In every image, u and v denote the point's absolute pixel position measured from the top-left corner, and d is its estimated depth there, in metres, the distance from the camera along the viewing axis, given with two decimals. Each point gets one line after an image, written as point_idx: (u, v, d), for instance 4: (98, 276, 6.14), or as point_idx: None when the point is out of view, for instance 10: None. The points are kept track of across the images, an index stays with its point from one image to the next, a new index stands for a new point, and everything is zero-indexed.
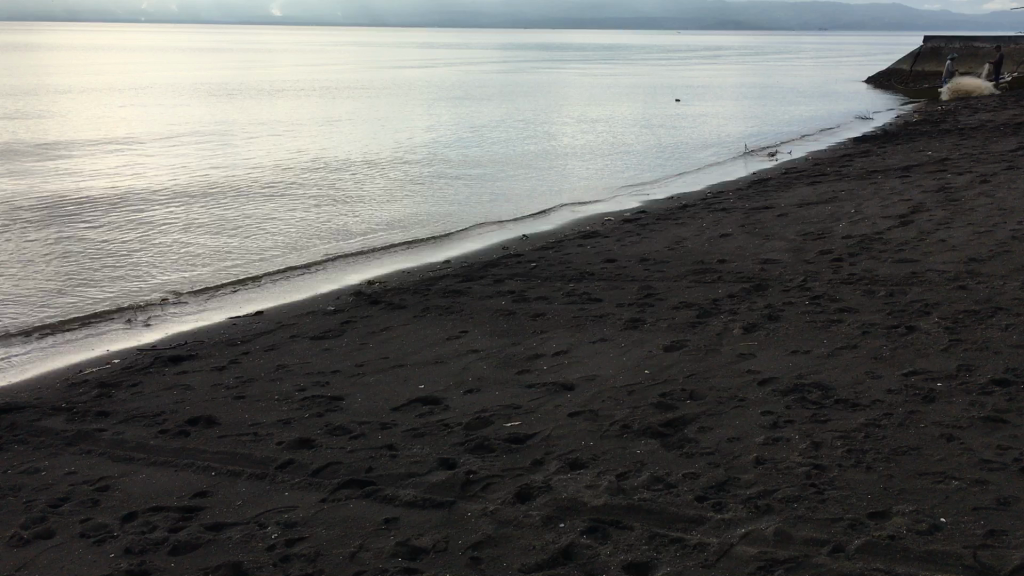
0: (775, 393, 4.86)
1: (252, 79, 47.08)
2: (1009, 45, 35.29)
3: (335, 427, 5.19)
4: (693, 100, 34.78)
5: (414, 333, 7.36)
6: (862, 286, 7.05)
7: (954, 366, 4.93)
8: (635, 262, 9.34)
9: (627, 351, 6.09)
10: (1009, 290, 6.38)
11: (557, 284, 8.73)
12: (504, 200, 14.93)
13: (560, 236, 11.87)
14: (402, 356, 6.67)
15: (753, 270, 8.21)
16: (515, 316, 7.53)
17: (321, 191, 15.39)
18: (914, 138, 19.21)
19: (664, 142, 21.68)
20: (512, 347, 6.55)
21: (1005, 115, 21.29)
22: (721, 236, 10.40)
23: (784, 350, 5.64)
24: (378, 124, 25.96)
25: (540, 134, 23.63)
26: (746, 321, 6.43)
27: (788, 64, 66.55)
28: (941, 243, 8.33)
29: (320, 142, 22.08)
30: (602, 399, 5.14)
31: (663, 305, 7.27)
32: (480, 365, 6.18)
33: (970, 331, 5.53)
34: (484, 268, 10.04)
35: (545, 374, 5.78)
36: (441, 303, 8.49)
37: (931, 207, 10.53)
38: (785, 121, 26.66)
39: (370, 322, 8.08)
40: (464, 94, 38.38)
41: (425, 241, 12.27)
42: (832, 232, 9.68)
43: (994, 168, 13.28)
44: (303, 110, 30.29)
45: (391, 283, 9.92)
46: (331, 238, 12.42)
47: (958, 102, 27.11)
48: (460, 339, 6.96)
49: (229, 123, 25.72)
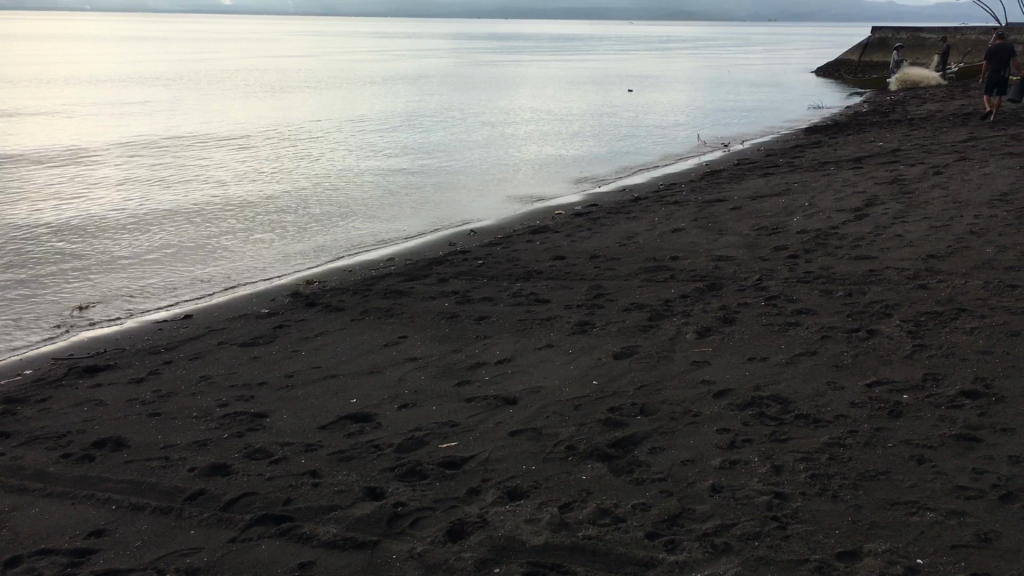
0: (732, 408, 4.51)
1: (197, 69, 45.95)
2: (955, 36, 35.75)
3: (255, 450, 4.73)
4: (646, 91, 34.69)
5: (350, 339, 6.91)
6: (819, 285, 6.75)
7: (921, 375, 4.63)
8: (585, 260, 8.97)
9: (575, 359, 5.71)
10: (970, 289, 6.11)
11: (503, 283, 8.33)
12: (453, 193, 14.52)
13: (509, 231, 11.48)
14: (336, 365, 6.21)
15: (706, 268, 7.88)
16: (457, 319, 7.12)
17: (263, 187, 14.82)
18: (865, 128, 19.19)
19: (617, 134, 21.40)
20: (452, 354, 6.14)
21: (952, 105, 21.40)
22: (673, 230, 10.08)
23: (740, 357, 5.30)
24: (326, 116, 25.35)
25: (491, 126, 23.23)
26: (700, 325, 6.08)
27: (740, 55, 67.05)
28: (898, 238, 8.09)
29: (266, 134, 21.40)
30: (546, 415, 4.75)
31: (613, 307, 6.91)
32: (417, 375, 5.76)
33: (933, 335, 5.24)
34: (428, 267, 9.60)
35: (487, 386, 5.38)
36: (381, 305, 8.04)
37: (885, 200, 10.33)
38: (737, 111, 26.63)
39: (303, 326, 7.60)
40: (416, 86, 37.83)
41: (368, 238, 11.79)
42: (787, 227, 9.41)
43: (947, 158, 13.18)
44: (250, 102, 29.55)
45: (330, 283, 9.43)
46: (270, 236, 11.88)
47: (907, 92, 27.30)
48: (398, 346, 6.53)
49: (171, 117, 24.97)
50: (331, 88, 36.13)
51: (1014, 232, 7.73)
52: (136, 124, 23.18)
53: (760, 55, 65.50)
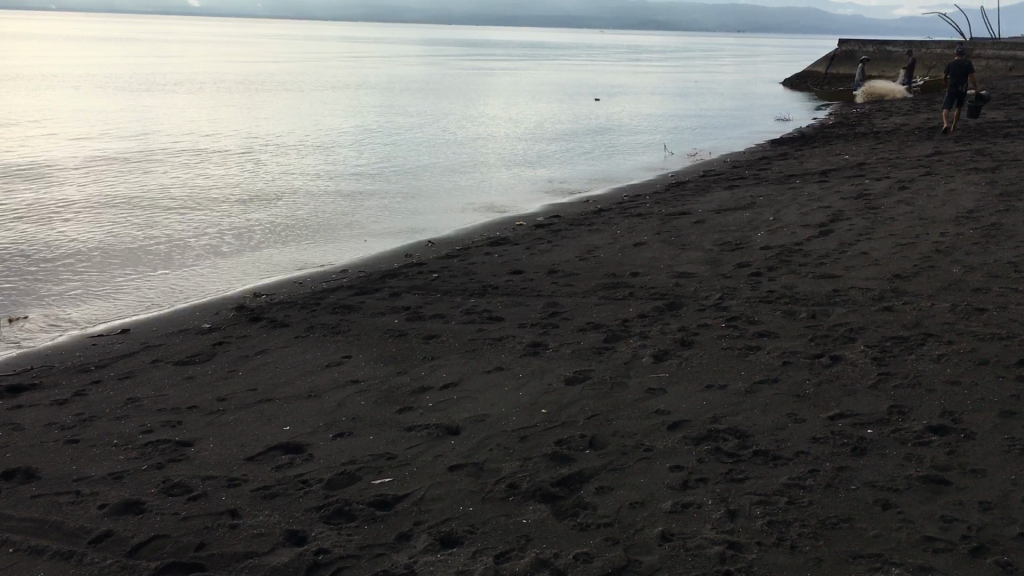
0: (686, 442, 4.22)
1: (161, 71, 45.28)
2: (920, 50, 36.03)
3: (173, 485, 4.37)
4: (615, 100, 34.57)
5: (291, 359, 6.55)
6: (782, 305, 6.51)
7: (886, 407, 4.37)
8: (543, 275, 8.68)
9: (524, 384, 5.40)
10: (938, 312, 5.89)
11: (457, 299, 8.01)
12: (412, 202, 14.19)
13: (468, 242, 11.17)
14: (273, 388, 5.85)
15: (666, 285, 7.62)
16: (405, 337, 6.79)
17: (218, 194, 14.41)
18: (832, 141, 19.13)
19: (585, 143, 21.18)
20: (396, 377, 5.80)
21: (917, 119, 21.44)
22: (635, 244, 9.82)
23: (697, 385, 5.02)
24: (288, 121, 24.97)
25: (458, 133, 22.92)
26: (657, 348, 5.80)
27: (709, 65, 67.41)
28: (863, 255, 7.88)
29: (227, 139, 20.93)
30: (490, 448, 4.43)
31: (568, 327, 6.61)
32: (357, 400, 5.42)
33: (899, 363, 5.00)
34: (381, 280, 9.26)
35: (430, 413, 5.06)
36: (328, 320, 7.68)
37: (851, 215, 10.15)
38: (704, 122, 26.57)
39: (244, 343, 7.22)
40: (385, 92, 37.42)
41: (322, 247, 11.43)
42: (751, 242, 9.19)
43: (913, 173, 13.07)
44: (213, 106, 29.01)
45: (278, 296, 9.05)
46: (220, 245, 11.48)
47: (873, 105, 27.40)
48: (340, 367, 6.18)
49: (129, 119, 24.43)
50: (297, 92, 35.64)
51: (982, 251, 7.55)
52: (92, 127, 22.63)
53: (728, 66, 65.88)
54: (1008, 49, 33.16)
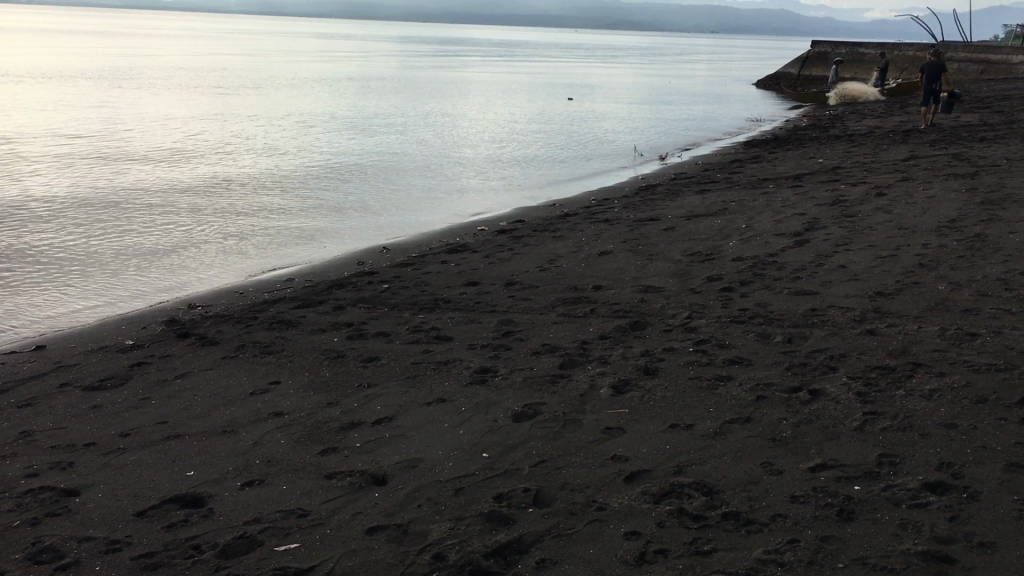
0: (646, 500, 3.63)
1: (123, 66, 43.98)
2: (892, 52, 35.86)
3: (43, 549, 3.69)
4: (589, 100, 34.11)
5: (213, 385, 5.87)
6: (755, 327, 5.94)
7: (875, 457, 3.81)
8: (499, 287, 8.07)
9: (466, 420, 4.78)
10: (926, 338, 5.34)
11: (405, 314, 7.38)
12: (371, 205, 13.53)
13: (425, 249, 10.56)
14: (185, 421, 5.18)
15: (631, 301, 7.04)
16: (342, 360, 6.14)
17: (165, 195, 13.66)
18: (805, 143, 18.71)
19: (555, 145, 20.61)
20: (325, 409, 5.17)
21: (890, 121, 21.09)
22: (599, 253, 9.24)
23: (659, 425, 4.43)
24: (250, 119, 24.17)
25: (425, 133, 22.27)
26: (617, 378, 5.19)
27: (685, 66, 67.28)
28: (841, 269, 7.36)
29: (185, 137, 20.07)
30: (420, 504, 3.81)
31: (521, 349, 5.99)
32: (278, 437, 4.77)
33: (887, 400, 4.44)
34: (328, 291, 8.60)
35: (357, 455, 4.43)
36: (262, 338, 7.02)
37: (826, 223, 9.65)
38: (677, 124, 26.13)
39: (166, 365, 6.53)
40: (355, 90, 36.71)
41: (268, 251, 10.75)
42: (722, 252, 8.64)
43: (889, 178, 12.62)
44: (174, 102, 28.06)
45: (215, 308, 8.35)
46: (159, 249, 10.75)
47: (846, 107, 27.11)
48: (264, 396, 5.52)
49: (83, 116, 23.55)
50: (264, 89, 34.74)
51: (967, 265, 7.05)
52: (42, 124, 21.77)
53: (701, 67, 65.75)
54: (979, 51, 33.10)
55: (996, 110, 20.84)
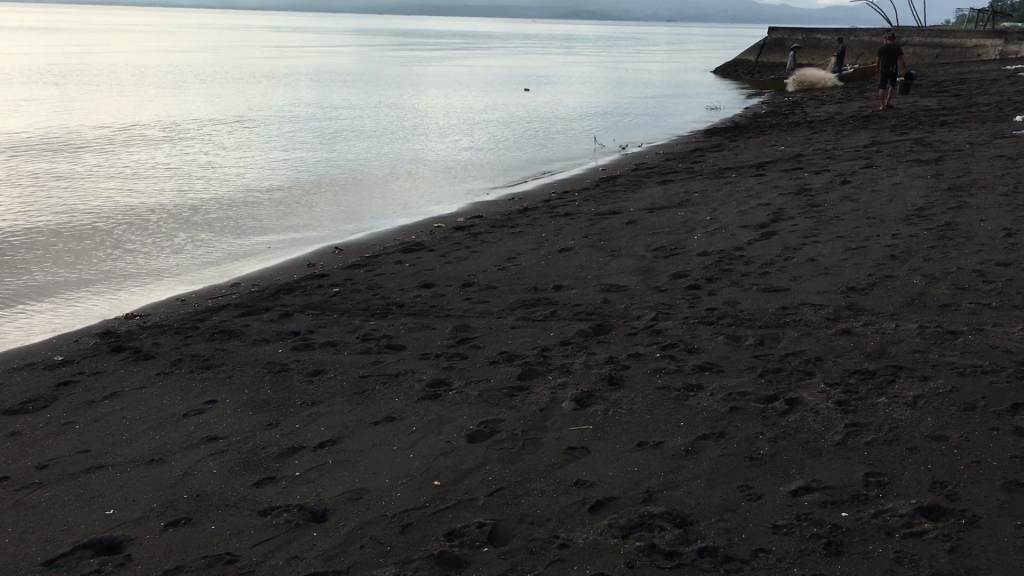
0: (614, 534, 3.27)
1: (67, 65, 42.73)
2: (849, 37, 35.91)
3: None
4: (548, 91, 33.76)
5: (144, 406, 5.41)
6: (724, 329, 5.61)
7: (863, 477, 3.49)
8: (455, 289, 7.68)
9: (417, 442, 4.38)
10: (905, 337, 5.05)
11: (354, 321, 6.97)
12: (323, 204, 13.09)
13: (378, 249, 10.14)
14: (110, 449, 4.73)
15: (594, 301, 6.69)
16: (286, 375, 5.72)
17: (107, 199, 13.11)
18: (766, 130, 18.51)
19: (513, 138, 20.22)
20: (264, 431, 4.74)
21: (850, 107, 20.99)
22: (559, 250, 8.89)
23: (626, 443, 4.08)
24: (201, 117, 23.55)
25: (380, 129, 21.79)
26: (580, 390, 4.82)
27: (645, 56, 67.23)
28: (812, 262, 7.07)
29: (131, 138, 19.37)
30: (363, 544, 3.42)
31: (477, 359, 5.61)
32: (210, 466, 4.34)
33: (869, 410, 4.12)
34: (274, 297, 8.15)
35: (297, 484, 4.02)
36: (202, 350, 6.56)
37: (792, 213, 9.38)
38: (636, 113, 25.84)
39: (96, 383, 6.05)
40: (310, 85, 36.01)
41: (212, 256, 10.26)
42: (686, 246, 8.32)
43: (853, 165, 12.42)
44: (122, 103, 27.21)
45: (154, 318, 7.88)
46: (97, 257, 10.23)
47: (805, 93, 27.01)
48: (198, 418, 5.08)
49: (26, 118, 22.83)
50: (214, 86, 33.88)
51: (941, 256, 6.78)
52: None
53: (660, 56, 65.70)
54: (935, 35, 33.21)
55: (954, 93, 20.80)
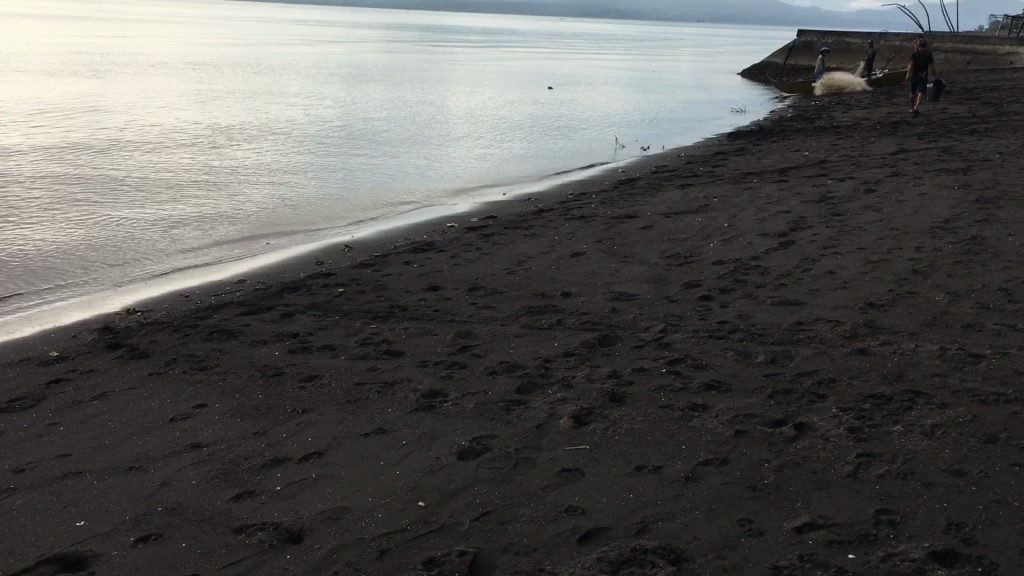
0: (603, 570, 3.06)
1: (92, 54, 42.74)
2: (879, 42, 35.38)
3: None
4: (572, 90, 33.48)
5: (131, 408, 5.24)
6: (735, 344, 5.37)
7: (874, 514, 3.25)
8: (462, 293, 7.48)
9: (406, 457, 4.18)
10: (924, 359, 4.80)
11: (356, 323, 6.79)
12: (337, 200, 12.93)
13: (389, 247, 9.95)
14: (90, 455, 4.56)
15: (602, 309, 6.47)
16: (279, 379, 5.54)
17: (122, 191, 13.03)
18: (791, 135, 18.19)
19: (534, 137, 19.98)
20: (250, 440, 4.56)
21: (878, 112, 20.60)
22: (571, 254, 8.67)
23: (624, 467, 3.86)
24: (223, 110, 23.50)
25: (400, 125, 21.63)
26: (579, 406, 4.60)
27: (673, 56, 66.82)
28: (830, 275, 6.81)
29: (152, 129, 19.31)
30: (337, 570, 3.23)
31: (476, 368, 5.40)
32: (189, 476, 4.15)
33: (883, 439, 3.87)
34: (278, 295, 7.98)
35: (276, 500, 3.83)
36: (198, 350, 6.40)
37: (813, 221, 9.11)
38: (660, 114, 25.53)
39: (88, 382, 5.89)
40: (334, 79, 35.91)
41: (221, 251, 10.13)
42: (702, 254, 8.08)
43: (878, 173, 12.12)
44: (145, 93, 27.16)
45: (156, 313, 7.73)
46: (106, 250, 10.12)
47: (832, 97, 26.60)
48: (184, 423, 4.90)
49: (49, 106, 22.90)
50: (238, 78, 33.82)
51: (965, 272, 6.51)
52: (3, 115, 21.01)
53: (689, 56, 65.30)
54: (968, 41, 32.64)
55: (985, 101, 20.36)
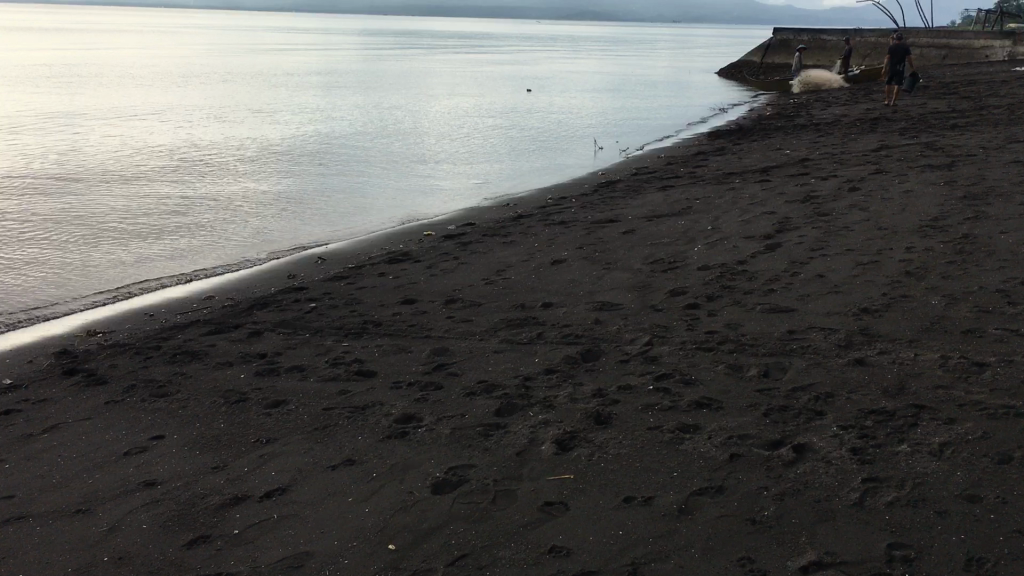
0: None
1: (62, 66, 42.03)
2: (855, 38, 35.32)
3: None
4: (551, 93, 33.19)
5: (84, 442, 4.90)
6: (725, 357, 5.09)
7: (886, 551, 2.97)
8: (437, 306, 7.17)
9: (376, 492, 3.87)
10: (927, 370, 4.52)
11: (326, 342, 6.46)
12: (311, 211, 12.58)
13: (364, 258, 9.62)
14: (34, 497, 4.22)
15: (584, 322, 6.18)
16: (243, 406, 5.21)
17: (86, 208, 12.61)
18: (771, 133, 17.99)
19: (512, 141, 19.69)
20: (209, 476, 4.23)
21: (857, 108, 20.44)
22: (551, 262, 8.37)
23: (611, 498, 3.57)
24: (195, 121, 23.04)
25: (376, 132, 21.27)
26: (562, 429, 4.30)
27: (649, 56, 66.76)
28: (820, 279, 6.54)
29: (122, 142, 18.87)
30: None
31: (452, 389, 5.09)
32: (140, 520, 3.83)
33: (889, 461, 3.59)
34: (247, 313, 7.63)
35: (233, 546, 3.51)
36: (160, 375, 6.05)
37: (799, 222, 8.86)
38: (640, 115, 25.29)
39: (41, 412, 5.54)
40: (311, 86, 35.52)
41: (189, 267, 9.77)
42: (686, 259, 7.81)
43: (861, 170, 11.89)
44: (116, 105, 26.62)
45: (119, 335, 7.37)
46: (71, 269, 9.73)
47: (811, 95, 26.46)
48: (138, 458, 4.57)
49: (15, 120, 22.35)
50: (212, 88, 33.32)
51: (960, 273, 6.26)
52: None
53: (665, 57, 65.37)
54: (943, 35, 32.61)
55: (964, 95, 20.25)
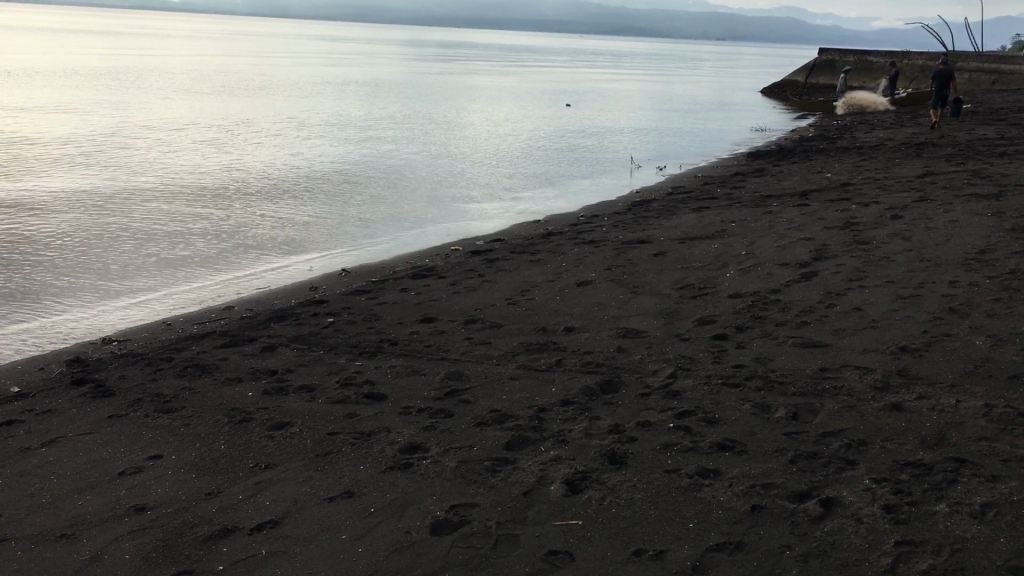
0: None
1: (109, 69, 42.53)
2: (903, 60, 34.65)
3: None
4: (591, 109, 32.90)
5: (81, 459, 4.73)
6: (752, 395, 4.81)
7: None
8: (456, 326, 6.95)
9: (371, 529, 3.65)
10: (968, 420, 4.20)
11: (339, 360, 6.26)
12: (340, 223, 12.44)
13: (388, 272, 9.44)
14: (21, 517, 4.05)
15: (606, 349, 5.92)
16: (247, 426, 5.02)
17: (117, 213, 12.59)
18: (812, 155, 17.58)
19: (548, 157, 19.44)
20: (201, 503, 4.03)
21: (902, 132, 19.93)
22: (577, 284, 8.12)
23: (621, 551, 3.31)
24: (233, 129, 23.11)
25: (412, 144, 21.16)
26: (573, 468, 4.05)
27: (690, 74, 66.33)
28: (857, 313, 6.22)
29: (158, 149, 18.92)
30: None
31: (463, 418, 4.86)
32: (124, 549, 3.64)
33: (925, 522, 3.30)
34: (263, 326, 7.45)
35: None
36: (168, 389, 5.90)
37: (836, 250, 8.52)
38: (679, 134, 24.92)
39: (44, 424, 5.40)
40: (351, 96, 35.56)
41: (213, 276, 9.65)
42: (717, 286, 7.52)
43: (904, 197, 11.49)
44: (157, 110, 26.80)
45: (133, 344, 7.23)
46: (96, 273, 9.67)
47: (855, 117, 25.93)
48: (133, 480, 4.39)
49: (58, 123, 22.57)
50: (253, 96, 33.48)
51: (1007, 312, 5.91)
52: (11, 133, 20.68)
53: (707, 75, 64.88)
54: (994, 59, 31.85)
55: (1015, 122, 19.65)
